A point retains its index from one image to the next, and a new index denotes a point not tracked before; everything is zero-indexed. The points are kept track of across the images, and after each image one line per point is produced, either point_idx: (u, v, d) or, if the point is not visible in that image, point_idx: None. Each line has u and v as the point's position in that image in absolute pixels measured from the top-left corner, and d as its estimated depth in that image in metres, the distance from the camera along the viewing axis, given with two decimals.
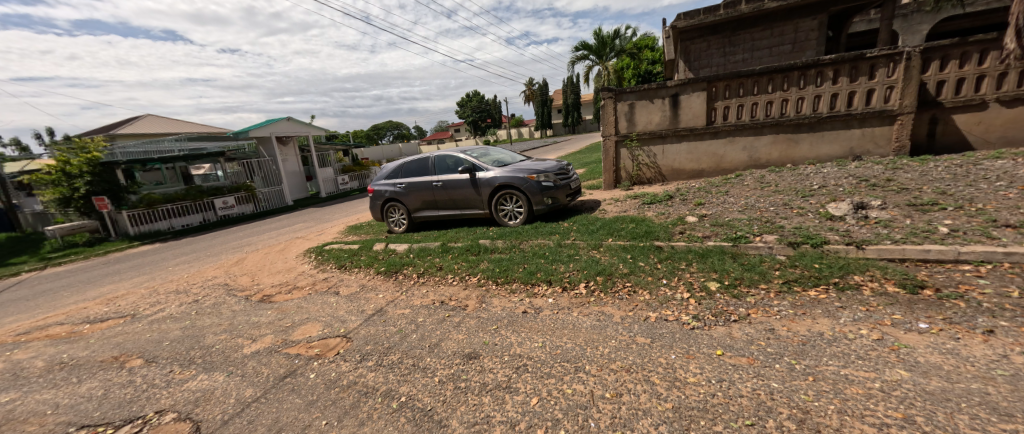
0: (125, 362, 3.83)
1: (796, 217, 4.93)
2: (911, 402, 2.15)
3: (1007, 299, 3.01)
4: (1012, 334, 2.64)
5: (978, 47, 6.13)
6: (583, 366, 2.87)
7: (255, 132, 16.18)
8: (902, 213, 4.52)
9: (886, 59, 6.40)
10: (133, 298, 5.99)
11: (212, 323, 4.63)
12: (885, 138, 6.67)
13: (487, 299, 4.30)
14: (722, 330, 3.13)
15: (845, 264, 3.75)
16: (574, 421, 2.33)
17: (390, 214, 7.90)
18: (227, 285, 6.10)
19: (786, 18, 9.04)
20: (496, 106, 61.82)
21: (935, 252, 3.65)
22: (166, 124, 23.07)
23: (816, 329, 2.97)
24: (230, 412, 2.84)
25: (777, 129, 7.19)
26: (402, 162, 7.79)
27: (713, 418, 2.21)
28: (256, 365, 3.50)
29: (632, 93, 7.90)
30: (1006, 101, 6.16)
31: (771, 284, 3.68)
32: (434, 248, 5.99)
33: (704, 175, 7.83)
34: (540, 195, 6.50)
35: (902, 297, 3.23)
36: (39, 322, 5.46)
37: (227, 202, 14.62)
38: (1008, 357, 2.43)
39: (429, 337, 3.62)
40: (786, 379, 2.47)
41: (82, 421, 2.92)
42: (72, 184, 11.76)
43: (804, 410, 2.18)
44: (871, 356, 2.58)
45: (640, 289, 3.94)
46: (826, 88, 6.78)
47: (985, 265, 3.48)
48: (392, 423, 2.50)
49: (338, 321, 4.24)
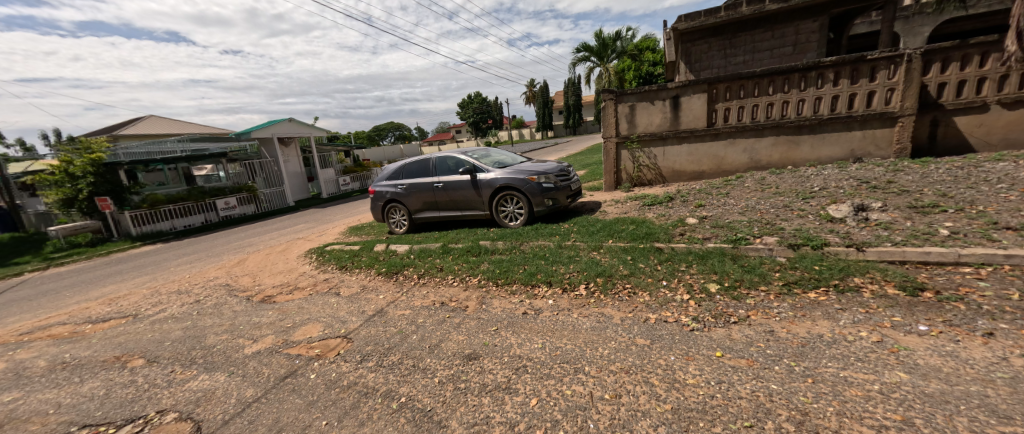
0: (127, 362, 3.85)
1: (797, 219, 4.93)
2: (910, 404, 2.15)
3: (1007, 301, 3.01)
4: (1012, 336, 2.64)
5: (978, 49, 6.13)
6: (583, 367, 2.87)
7: (258, 133, 16.24)
8: (903, 215, 4.52)
9: (887, 61, 6.40)
10: (134, 298, 6.01)
11: (213, 323, 4.65)
12: (886, 140, 6.66)
13: (487, 300, 4.31)
14: (722, 332, 3.13)
15: (845, 266, 3.75)
16: (573, 422, 2.33)
17: (390, 215, 7.92)
18: (229, 285, 6.13)
19: (787, 20, 9.05)
20: (497, 107, 61.95)
21: (936, 254, 3.65)
22: (168, 124, 23.19)
23: (816, 331, 2.97)
24: (231, 412, 2.86)
25: (778, 130, 7.19)
26: (403, 163, 7.82)
27: (713, 419, 2.22)
28: (257, 365, 3.51)
29: (632, 95, 7.92)
30: (1007, 103, 6.15)
31: (771, 286, 3.68)
32: (435, 250, 6.00)
33: (705, 176, 7.83)
34: (541, 196, 6.51)
35: (903, 299, 3.23)
36: (41, 321, 5.48)
37: (229, 202, 14.67)
38: (1007, 359, 2.43)
39: (430, 337, 3.63)
40: (786, 381, 2.47)
41: (84, 420, 2.94)
42: (76, 185, 11.86)
43: (804, 412, 2.18)
44: (870, 358, 2.58)
45: (640, 291, 3.95)
46: (827, 89, 6.78)
47: (986, 267, 3.47)
48: (392, 423, 2.52)
49: (338, 322, 4.25)
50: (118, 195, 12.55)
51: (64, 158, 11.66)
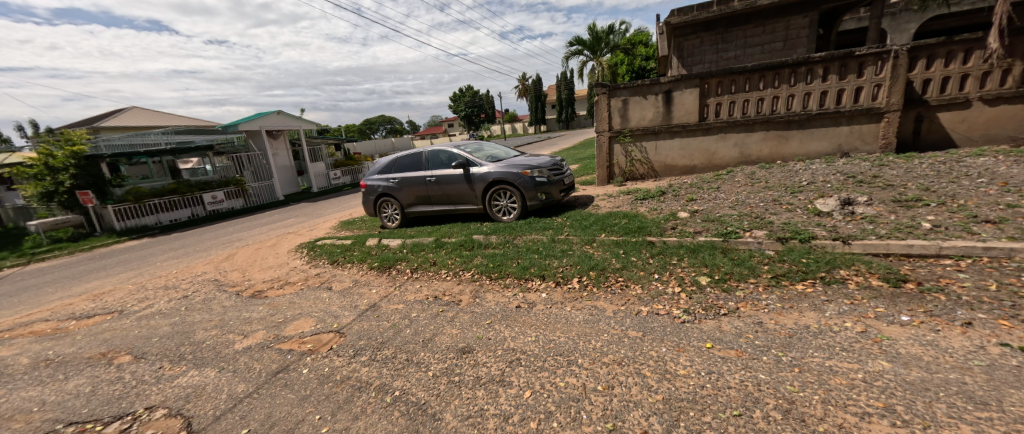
0: (113, 358, 3.80)
1: (785, 212, 5.02)
2: (892, 391, 2.22)
3: (984, 292, 3.11)
4: (989, 326, 2.73)
5: (963, 46, 6.26)
6: (576, 359, 2.90)
7: (245, 126, 15.78)
8: (887, 209, 4.62)
9: (874, 57, 6.51)
10: (119, 294, 5.91)
11: (202, 319, 4.60)
12: (872, 135, 6.78)
13: (482, 294, 4.32)
14: (713, 324, 3.18)
15: (832, 258, 3.83)
16: (567, 413, 2.36)
17: (383, 209, 7.87)
18: (217, 280, 6.07)
19: (777, 15, 9.11)
20: (489, 101, 61.67)
21: (918, 247, 3.75)
22: (153, 117, 22.71)
23: (803, 322, 3.04)
24: (222, 407, 2.84)
25: (768, 125, 7.27)
26: (396, 156, 7.76)
27: (703, 408, 2.27)
28: (248, 360, 3.49)
29: (625, 89, 7.91)
30: (988, 100, 6.30)
31: (760, 278, 3.75)
32: (428, 244, 5.97)
33: (697, 171, 7.90)
34: (534, 190, 6.53)
35: (886, 290, 3.32)
36: (23, 318, 5.37)
37: (216, 196, 14.38)
38: (985, 347, 2.52)
39: (423, 331, 3.64)
40: (774, 370, 2.53)
41: (70, 418, 2.91)
42: (56, 178, 11.50)
43: (791, 400, 2.24)
44: (855, 348, 2.66)
45: (633, 284, 4.00)
46: (816, 85, 6.87)
47: (965, 259, 3.58)
48: (386, 416, 2.52)
49: (331, 316, 4.23)
50: (101, 189, 12.25)
51: (44, 151, 11.32)
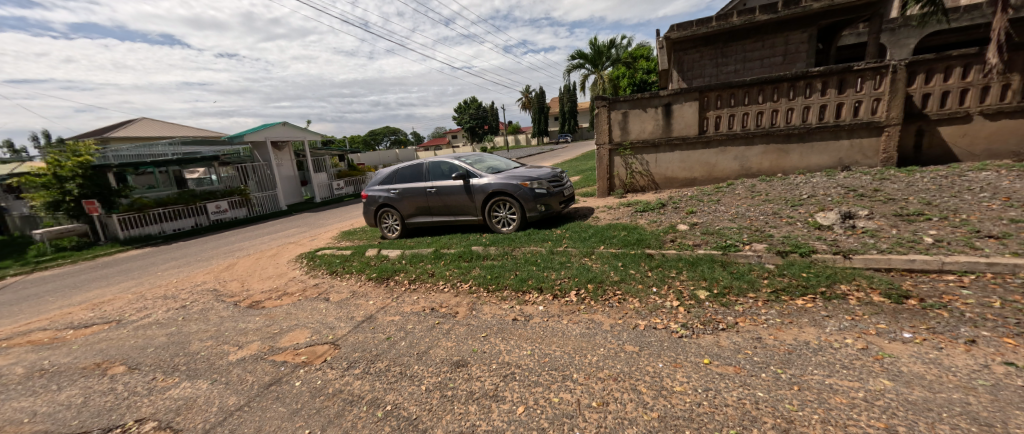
0: (107, 369, 3.78)
1: (785, 225, 4.98)
2: (894, 411, 2.16)
3: (988, 309, 3.04)
4: (993, 344, 2.67)
5: (962, 62, 6.26)
6: (571, 374, 2.86)
7: (250, 136, 15.96)
8: (888, 223, 4.57)
9: (873, 72, 6.53)
10: (118, 303, 5.90)
11: (198, 329, 4.57)
12: (873, 149, 6.77)
13: (478, 306, 4.28)
14: (711, 339, 3.13)
15: (832, 273, 3.78)
16: (560, 430, 2.32)
17: (384, 220, 7.87)
18: (216, 290, 6.05)
19: (776, 30, 9.18)
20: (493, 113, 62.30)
21: (920, 262, 3.70)
22: (162, 128, 23.09)
23: (802, 338, 2.99)
24: (212, 420, 2.80)
25: (768, 138, 7.27)
26: (396, 168, 7.79)
27: (699, 427, 2.21)
28: (241, 372, 3.46)
29: (625, 102, 7.93)
30: (989, 114, 6.28)
31: (759, 293, 3.69)
32: (427, 255, 5.95)
33: (697, 183, 7.89)
34: (534, 202, 6.52)
35: (888, 306, 3.26)
36: (22, 327, 5.37)
37: (220, 207, 14.45)
38: (989, 366, 2.45)
39: (418, 344, 3.60)
40: (772, 388, 2.47)
41: (59, 429, 2.88)
42: (63, 187, 11.63)
43: (789, 419, 2.18)
44: (856, 365, 2.59)
45: (631, 297, 3.94)
46: (815, 99, 6.89)
47: (968, 275, 3.53)
48: (376, 431, 2.49)
49: (326, 328, 4.20)
50: (107, 199, 12.35)
51: (52, 161, 11.44)
